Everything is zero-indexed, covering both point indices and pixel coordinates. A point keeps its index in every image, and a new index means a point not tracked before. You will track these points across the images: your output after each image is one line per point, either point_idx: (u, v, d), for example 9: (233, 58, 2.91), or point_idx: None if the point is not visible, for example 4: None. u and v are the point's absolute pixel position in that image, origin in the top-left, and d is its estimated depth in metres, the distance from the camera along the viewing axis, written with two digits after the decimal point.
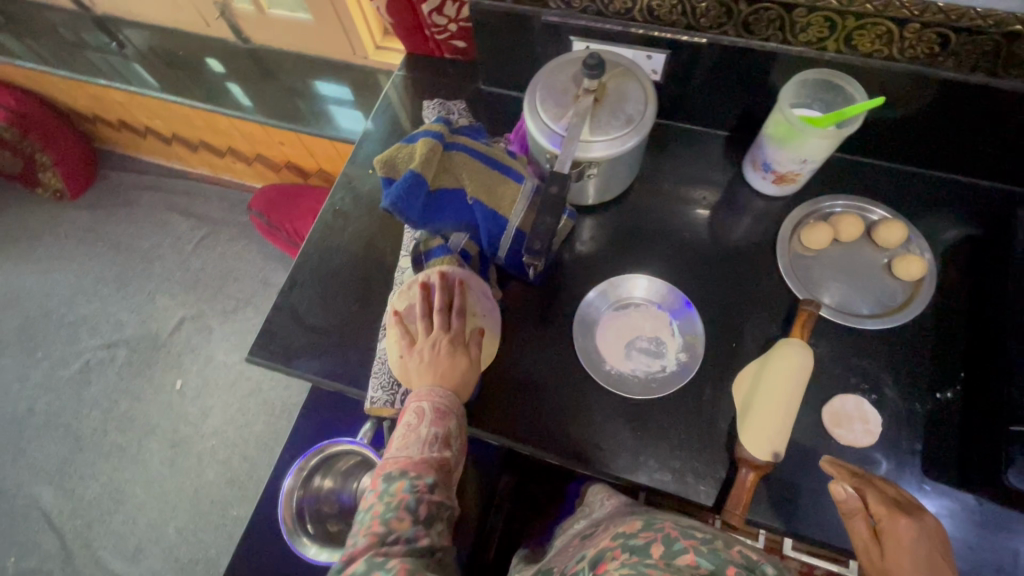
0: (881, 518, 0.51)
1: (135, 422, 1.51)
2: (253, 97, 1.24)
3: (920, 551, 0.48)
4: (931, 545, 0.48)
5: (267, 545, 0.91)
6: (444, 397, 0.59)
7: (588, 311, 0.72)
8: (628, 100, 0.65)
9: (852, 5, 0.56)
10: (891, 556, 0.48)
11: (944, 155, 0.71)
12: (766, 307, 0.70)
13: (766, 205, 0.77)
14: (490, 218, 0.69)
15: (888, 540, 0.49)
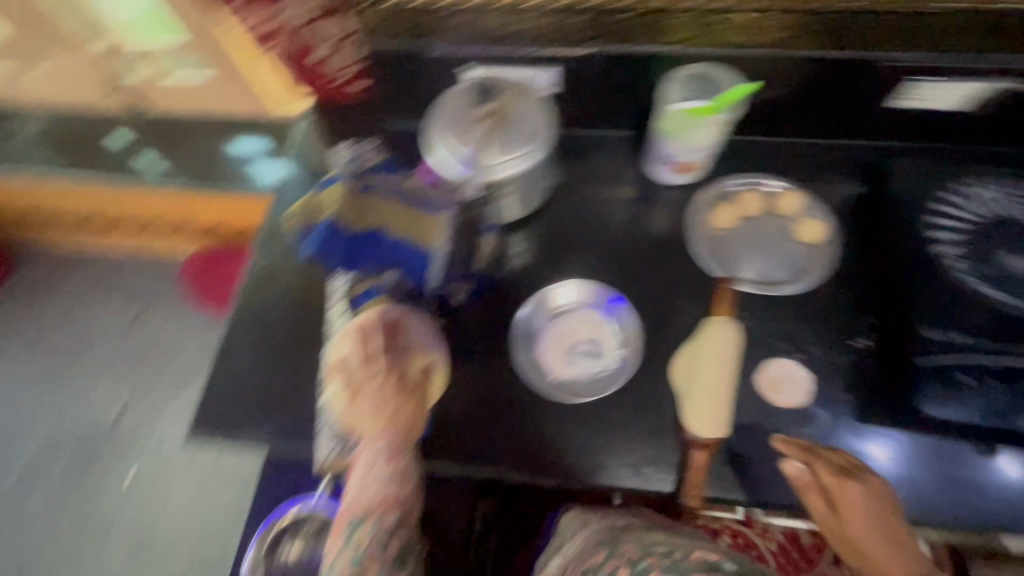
0: (834, 488, 0.58)
1: (88, 524, 1.41)
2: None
3: (869, 511, 0.57)
4: (875, 502, 0.58)
5: None
6: (396, 436, 0.59)
7: (525, 326, 0.72)
8: (526, 118, 0.68)
9: None
10: (848, 521, 0.57)
11: (829, 125, 0.75)
12: (694, 291, 0.73)
13: (680, 193, 0.79)
14: (413, 253, 0.70)
15: (843, 506, 0.58)
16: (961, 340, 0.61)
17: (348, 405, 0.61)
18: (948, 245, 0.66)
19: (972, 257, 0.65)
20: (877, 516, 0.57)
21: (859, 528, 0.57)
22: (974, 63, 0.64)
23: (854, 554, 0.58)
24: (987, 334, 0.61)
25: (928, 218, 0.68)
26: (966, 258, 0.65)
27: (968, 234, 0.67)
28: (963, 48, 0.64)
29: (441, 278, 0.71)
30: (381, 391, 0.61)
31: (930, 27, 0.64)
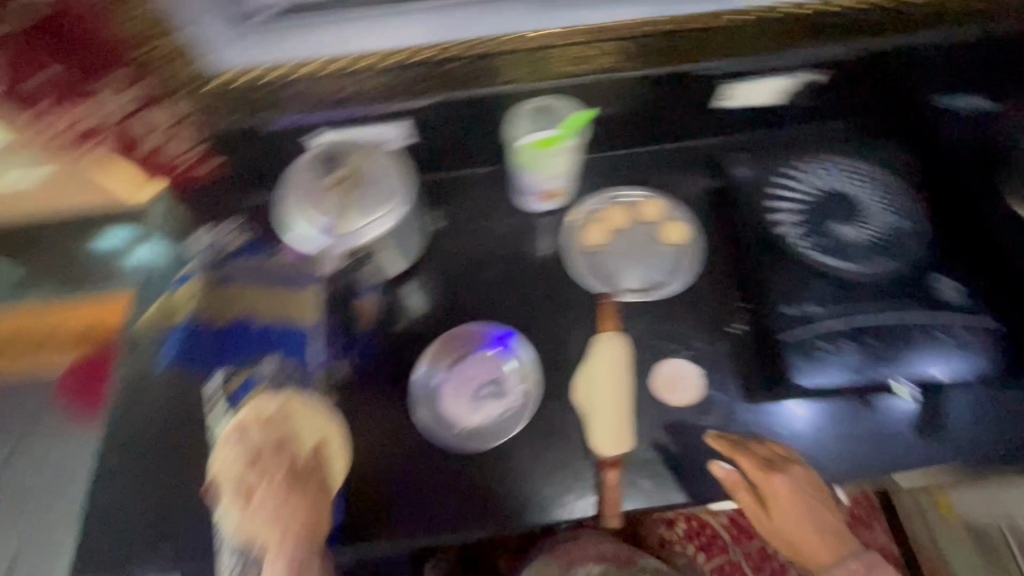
0: (762, 485, 0.63)
1: None
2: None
3: (794, 502, 0.63)
4: (799, 492, 0.63)
5: None
6: (297, 551, 0.56)
7: (425, 382, 0.70)
8: (382, 176, 0.66)
9: None
10: (775, 511, 0.63)
11: (667, 132, 0.82)
12: (580, 310, 0.75)
13: (550, 218, 0.81)
14: (283, 332, 0.70)
15: (770, 500, 0.63)
16: (814, 310, 0.67)
17: (242, 522, 0.58)
18: (789, 224, 0.72)
19: (808, 231, 0.71)
20: (801, 505, 0.63)
21: (786, 516, 0.63)
22: (785, 59, 0.70)
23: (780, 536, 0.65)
24: (830, 300, 0.67)
25: (768, 204, 0.74)
26: (805, 233, 0.71)
27: (807, 210, 0.73)
28: (778, 46, 0.70)
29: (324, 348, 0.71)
30: (274, 506, 0.57)
31: (741, 33, 0.70)
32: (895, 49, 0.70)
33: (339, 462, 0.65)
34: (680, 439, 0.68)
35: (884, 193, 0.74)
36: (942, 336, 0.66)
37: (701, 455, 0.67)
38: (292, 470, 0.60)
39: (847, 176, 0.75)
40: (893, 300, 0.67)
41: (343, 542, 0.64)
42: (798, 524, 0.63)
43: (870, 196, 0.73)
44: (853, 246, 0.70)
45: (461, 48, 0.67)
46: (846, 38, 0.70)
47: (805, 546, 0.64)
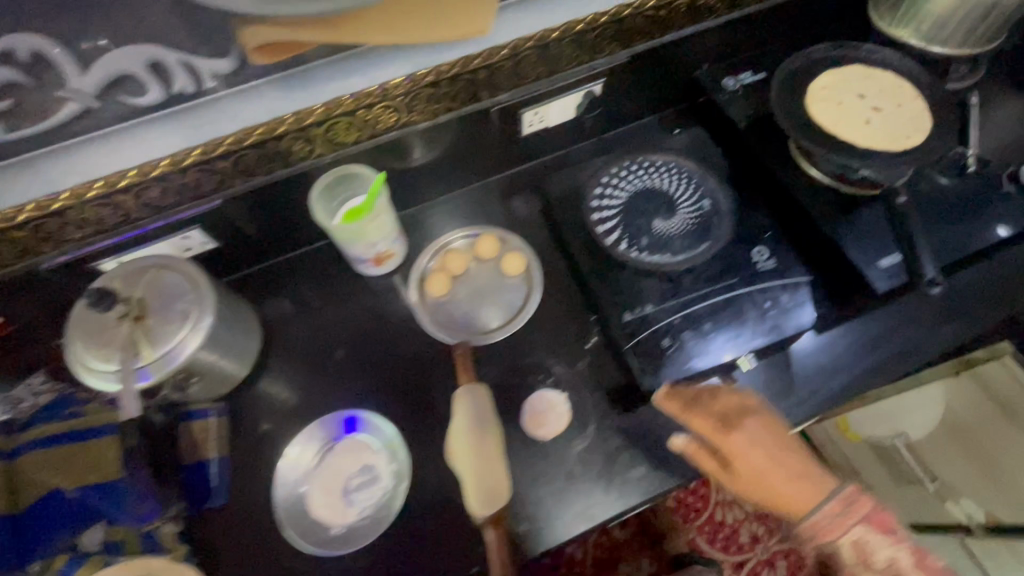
0: (719, 442, 0.58)
1: None
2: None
3: (753, 453, 0.56)
4: (757, 442, 0.57)
5: None
6: None
7: (288, 490, 0.65)
8: (173, 297, 0.61)
9: (305, 118, 0.61)
10: (740, 470, 0.56)
11: (481, 168, 0.84)
12: (436, 367, 0.74)
13: (390, 280, 0.80)
14: (106, 489, 0.57)
15: (730, 458, 0.57)
16: (650, 311, 0.69)
17: None
18: (613, 233, 0.73)
19: (630, 232, 0.73)
20: (764, 454, 0.56)
21: (749, 470, 0.56)
22: (565, 80, 0.73)
23: (752, 496, 0.57)
24: (664, 297, 0.69)
25: (592, 214, 0.74)
26: (628, 239, 0.73)
27: (625, 212, 0.75)
28: (558, 69, 0.72)
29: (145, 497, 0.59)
30: None
31: (523, 65, 0.69)
32: (657, 47, 0.76)
33: None
34: (558, 473, 0.66)
35: (689, 179, 0.77)
36: (771, 306, 0.68)
37: (583, 482, 0.66)
38: None
39: (654, 171, 0.78)
40: (719, 282, 0.70)
41: None
42: (763, 475, 0.56)
43: (678, 187, 0.76)
44: (673, 239, 0.72)
45: (232, 140, 0.59)
46: (621, 48, 0.73)
47: (782, 500, 0.55)
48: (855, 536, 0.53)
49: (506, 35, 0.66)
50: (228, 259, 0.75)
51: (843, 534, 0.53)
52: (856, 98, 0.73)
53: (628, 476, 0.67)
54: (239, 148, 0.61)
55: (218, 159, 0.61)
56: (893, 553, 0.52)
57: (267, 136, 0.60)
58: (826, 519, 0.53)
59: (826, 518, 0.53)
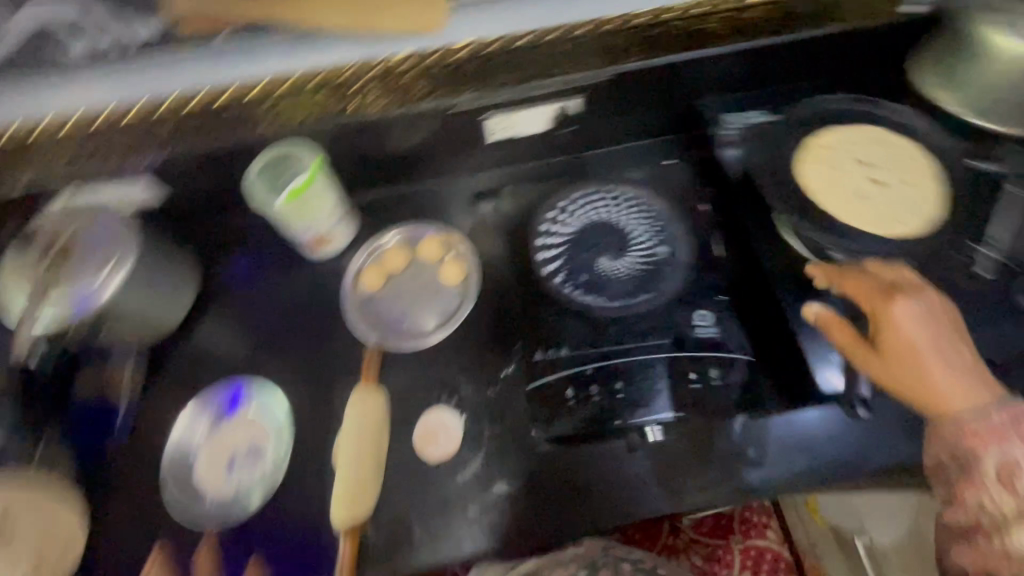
0: (877, 310, 0.53)
1: None
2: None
3: (915, 327, 0.51)
4: (930, 318, 0.52)
5: None
6: None
7: (180, 451, 0.68)
8: (94, 243, 0.63)
9: (258, 92, 0.64)
10: (887, 347, 0.52)
11: (449, 166, 0.79)
12: (350, 361, 0.73)
13: (332, 263, 0.79)
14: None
15: (884, 330, 0.52)
16: (563, 354, 0.64)
17: None
18: (551, 263, 0.69)
19: (571, 267, 0.69)
20: (936, 338, 0.51)
21: (912, 349, 0.51)
22: (539, 89, 0.68)
23: (896, 386, 0.51)
24: (586, 345, 0.64)
25: (534, 241, 0.71)
26: (566, 272, 0.68)
27: (572, 245, 0.70)
28: (529, 75, 0.67)
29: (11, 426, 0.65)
30: None
31: (492, 64, 0.67)
32: (648, 69, 0.69)
33: (65, 552, 0.62)
34: (432, 498, 0.64)
35: (652, 224, 0.72)
36: (695, 378, 0.62)
37: (454, 514, 0.64)
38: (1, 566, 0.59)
39: (617, 206, 0.73)
40: (648, 340, 0.64)
41: None
42: (915, 355, 0.51)
43: (636, 227, 0.71)
44: (613, 283, 0.67)
45: (191, 101, 0.64)
46: (604, 62, 0.68)
47: (936, 385, 0.49)
48: (1009, 451, 0.44)
49: (467, 36, 0.65)
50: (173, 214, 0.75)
51: (991, 446, 0.45)
52: (856, 163, 0.66)
53: (502, 519, 0.63)
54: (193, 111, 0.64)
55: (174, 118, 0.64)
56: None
57: (221, 103, 0.64)
58: (986, 418, 0.46)
59: (981, 411, 0.47)
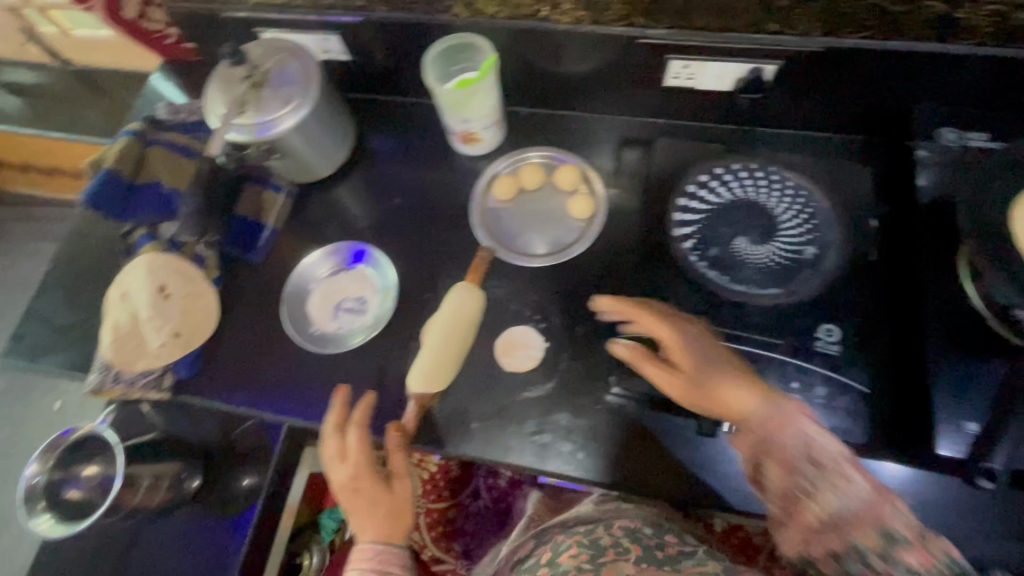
0: (665, 337, 0.59)
1: None
2: (104, 114, 1.30)
3: (692, 349, 0.57)
4: (701, 340, 0.58)
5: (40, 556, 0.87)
6: (350, 476, 0.62)
7: (301, 282, 0.77)
8: (284, 81, 0.70)
9: None
10: (685, 365, 0.57)
11: (613, 101, 0.78)
12: (462, 256, 0.77)
13: (473, 164, 0.82)
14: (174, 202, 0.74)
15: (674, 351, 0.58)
16: None
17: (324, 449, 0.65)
18: (685, 228, 0.66)
19: (706, 238, 0.65)
20: (696, 368, 0.56)
21: (703, 365, 0.56)
22: (731, 42, 0.63)
23: (702, 401, 0.56)
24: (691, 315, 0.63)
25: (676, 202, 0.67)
26: (697, 242, 0.65)
27: (715, 217, 0.66)
28: (729, 25, 0.62)
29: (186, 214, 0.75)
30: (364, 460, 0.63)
31: None
32: (871, 52, 0.60)
33: (200, 335, 0.74)
34: (496, 402, 0.68)
35: (809, 219, 0.65)
36: (796, 389, 0.58)
37: (512, 423, 0.67)
38: (157, 325, 0.71)
39: (778, 190, 0.67)
40: (759, 334, 0.61)
41: (173, 392, 0.74)
42: (707, 378, 0.56)
43: (790, 219, 0.65)
44: (745, 267, 0.64)
45: None
46: (820, 30, 0.60)
47: (731, 394, 0.54)
48: (803, 431, 0.50)
49: None
50: (354, 75, 0.82)
51: (795, 426, 0.50)
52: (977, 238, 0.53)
53: (553, 445, 0.66)
54: None
55: None
56: (834, 451, 0.48)
57: None
58: (782, 412, 0.51)
59: (774, 415, 0.51)
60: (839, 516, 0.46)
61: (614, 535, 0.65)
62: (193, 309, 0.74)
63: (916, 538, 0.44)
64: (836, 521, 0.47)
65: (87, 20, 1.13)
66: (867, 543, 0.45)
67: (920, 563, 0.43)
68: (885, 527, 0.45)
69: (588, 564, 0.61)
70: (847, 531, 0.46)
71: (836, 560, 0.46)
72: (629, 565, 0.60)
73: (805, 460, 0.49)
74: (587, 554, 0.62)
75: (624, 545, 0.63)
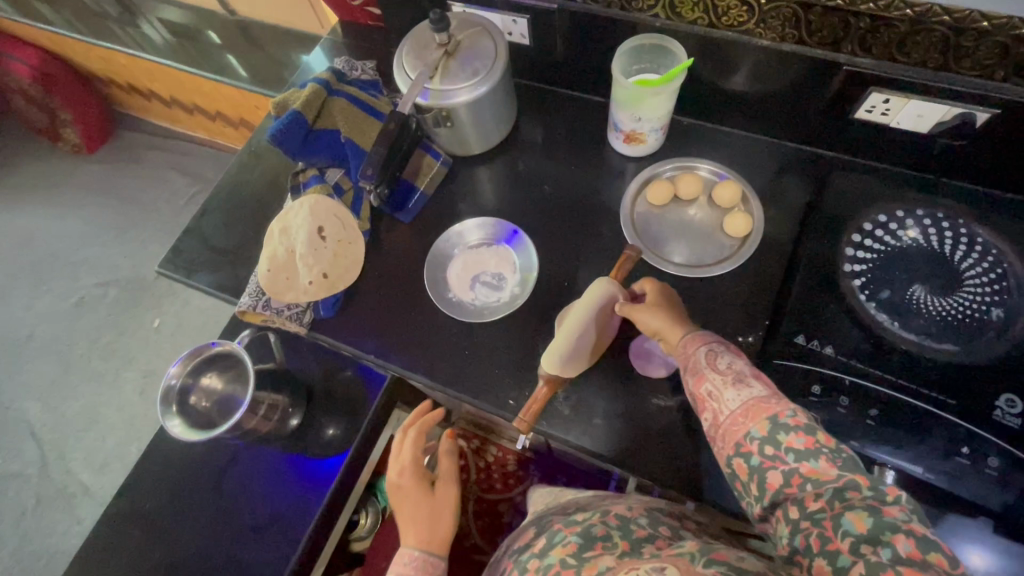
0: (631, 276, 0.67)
1: (107, 350, 1.65)
2: (260, 63, 1.38)
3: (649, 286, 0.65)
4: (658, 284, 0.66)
5: (146, 455, 0.93)
6: (401, 479, 0.74)
7: (444, 250, 0.80)
8: (477, 54, 0.72)
9: None
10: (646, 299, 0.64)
11: (786, 126, 0.76)
12: (606, 253, 0.77)
13: (627, 164, 0.82)
14: (359, 156, 0.77)
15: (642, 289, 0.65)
16: (827, 354, 0.61)
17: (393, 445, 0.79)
18: (857, 265, 0.64)
19: (878, 279, 0.63)
20: (653, 302, 0.63)
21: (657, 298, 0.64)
22: (947, 84, 0.60)
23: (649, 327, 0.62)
24: (855, 355, 0.60)
25: (847, 236, 0.66)
26: (867, 281, 0.63)
27: (889, 260, 0.64)
28: (952, 66, 0.59)
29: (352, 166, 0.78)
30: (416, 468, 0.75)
31: (916, 39, 0.58)
32: None
33: (345, 281, 0.78)
34: (622, 400, 0.70)
35: (996, 280, 0.61)
36: (965, 454, 0.55)
37: (634, 425, 0.68)
38: (309, 264, 0.75)
39: (964, 244, 0.64)
40: (928, 390, 0.58)
41: (310, 328, 0.77)
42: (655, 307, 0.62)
43: (977, 276, 0.62)
44: (920, 316, 0.61)
45: None
46: None
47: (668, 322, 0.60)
48: (706, 345, 0.56)
49: None
50: (529, 60, 0.84)
51: (704, 343, 0.56)
52: None
53: (674, 454, 0.67)
54: None
55: None
56: (735, 363, 0.54)
57: None
58: (697, 335, 0.57)
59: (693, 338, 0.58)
60: (734, 412, 0.51)
61: (607, 525, 0.57)
62: (344, 254, 0.77)
63: (799, 423, 0.48)
64: (732, 416, 0.51)
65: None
66: (760, 431, 0.49)
67: (804, 443, 0.47)
68: (772, 416, 0.49)
69: (573, 557, 0.54)
70: (741, 423, 0.50)
71: (739, 452, 0.50)
72: (611, 559, 0.52)
73: (709, 368, 0.54)
74: (575, 545, 0.55)
75: (614, 538, 0.55)
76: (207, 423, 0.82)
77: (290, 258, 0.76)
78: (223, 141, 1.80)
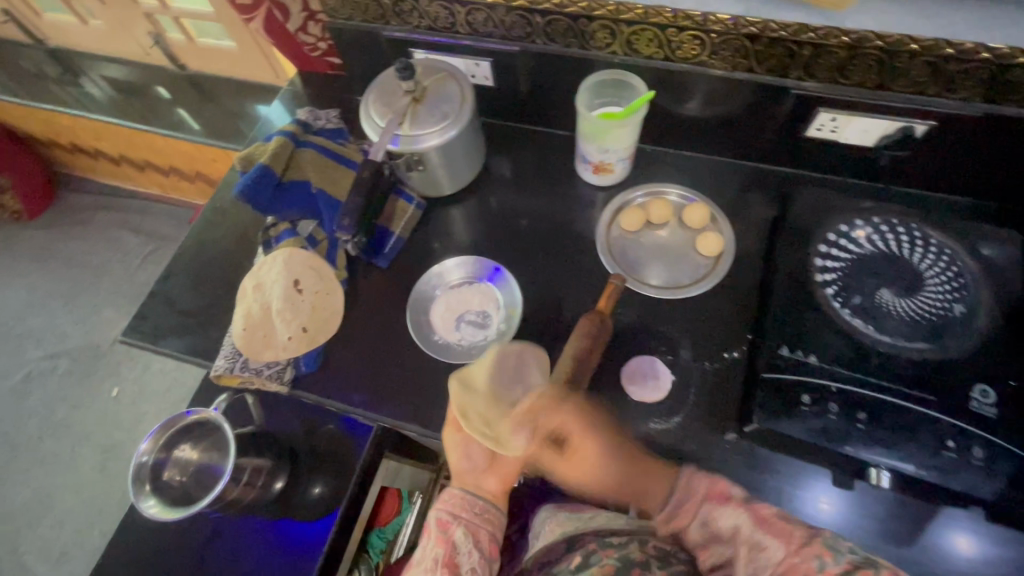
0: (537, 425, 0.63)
1: (59, 428, 1.53)
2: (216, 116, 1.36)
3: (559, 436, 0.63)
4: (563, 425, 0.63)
5: (115, 541, 0.86)
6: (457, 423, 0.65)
7: (425, 292, 0.79)
8: (443, 99, 0.73)
9: (620, 14, 0.65)
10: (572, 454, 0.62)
11: (744, 147, 0.80)
12: (587, 281, 0.78)
13: (596, 193, 0.84)
14: (332, 206, 0.77)
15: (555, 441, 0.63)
16: (813, 362, 0.62)
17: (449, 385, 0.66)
18: (826, 274, 0.67)
19: (847, 286, 0.66)
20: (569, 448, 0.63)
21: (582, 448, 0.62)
22: (888, 102, 0.64)
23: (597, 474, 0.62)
24: (837, 361, 0.62)
25: (814, 247, 0.69)
26: (838, 288, 0.66)
27: (855, 267, 0.67)
28: (891, 86, 0.63)
29: (325, 216, 0.77)
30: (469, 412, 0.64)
31: (858, 63, 0.62)
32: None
33: (325, 334, 0.75)
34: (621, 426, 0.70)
35: (952, 279, 0.65)
36: (952, 448, 0.57)
37: None
38: (286, 320, 0.73)
39: (920, 246, 0.68)
40: (907, 388, 0.60)
41: (290, 385, 0.74)
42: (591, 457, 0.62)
43: (936, 278, 0.65)
44: (889, 318, 0.64)
45: None
46: (981, 98, 0.61)
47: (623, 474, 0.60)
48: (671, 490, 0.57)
49: (858, 24, 0.59)
50: (492, 101, 0.86)
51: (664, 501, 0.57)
52: None
53: None
54: (558, 10, 0.68)
55: (537, 13, 0.69)
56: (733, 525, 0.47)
57: (582, 11, 0.66)
58: (654, 491, 0.58)
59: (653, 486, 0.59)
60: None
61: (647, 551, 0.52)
62: (322, 306, 0.75)
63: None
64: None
65: (214, 27, 1.13)
66: None
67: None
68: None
69: None
70: None
71: None
72: None
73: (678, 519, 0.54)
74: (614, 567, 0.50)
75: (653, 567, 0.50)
76: (186, 498, 0.77)
77: (264, 317, 0.73)
78: (177, 195, 1.75)
